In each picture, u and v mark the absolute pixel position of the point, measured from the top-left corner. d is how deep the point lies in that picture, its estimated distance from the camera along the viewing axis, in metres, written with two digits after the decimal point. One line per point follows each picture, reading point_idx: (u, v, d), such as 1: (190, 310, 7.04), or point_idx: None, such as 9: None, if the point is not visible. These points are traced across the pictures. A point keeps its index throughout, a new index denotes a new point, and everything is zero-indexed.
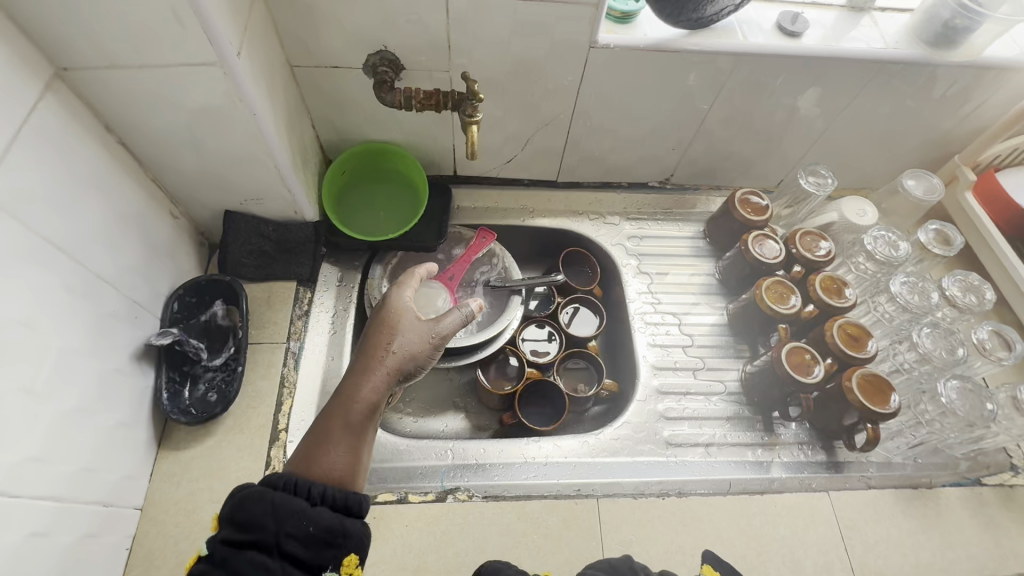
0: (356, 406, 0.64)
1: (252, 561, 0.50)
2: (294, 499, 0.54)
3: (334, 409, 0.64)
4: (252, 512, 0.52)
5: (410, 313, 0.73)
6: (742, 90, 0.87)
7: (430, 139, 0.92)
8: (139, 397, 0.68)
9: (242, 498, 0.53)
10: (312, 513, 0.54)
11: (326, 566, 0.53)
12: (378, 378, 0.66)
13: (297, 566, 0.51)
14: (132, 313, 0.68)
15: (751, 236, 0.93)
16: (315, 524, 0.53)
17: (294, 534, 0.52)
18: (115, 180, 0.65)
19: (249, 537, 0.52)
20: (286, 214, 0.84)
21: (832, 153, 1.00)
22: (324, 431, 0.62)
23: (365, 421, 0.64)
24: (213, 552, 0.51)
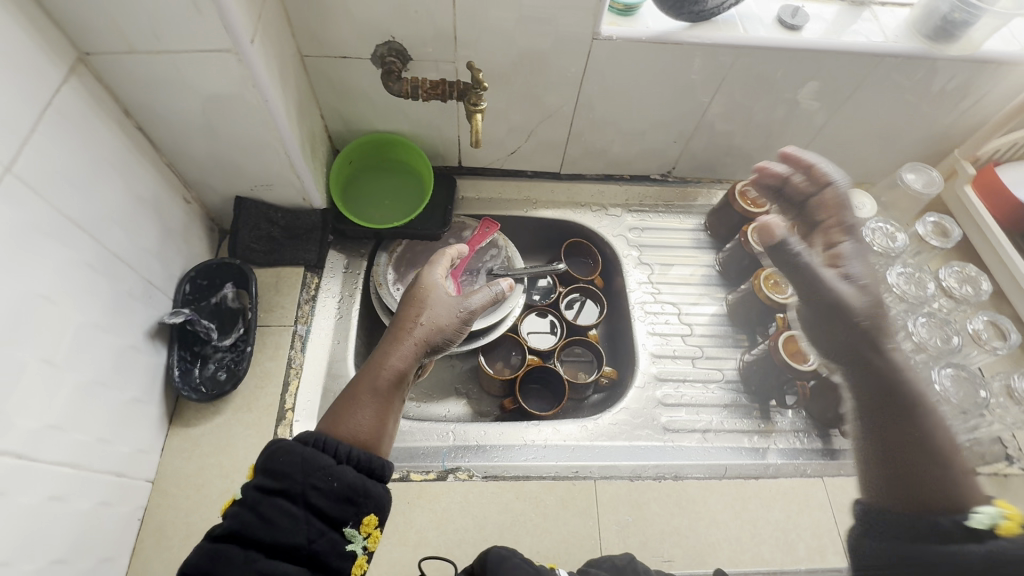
0: (385, 371, 0.65)
1: (280, 509, 0.52)
2: (321, 457, 0.55)
3: (362, 374, 0.65)
4: (283, 462, 0.54)
5: (440, 289, 0.74)
6: (743, 83, 0.89)
7: (436, 130, 0.94)
8: (152, 374, 0.71)
9: (275, 450, 0.55)
10: (337, 471, 0.55)
11: (347, 522, 0.55)
12: (407, 347, 0.67)
13: (320, 518, 0.53)
14: (147, 293, 0.70)
15: (750, 227, 0.93)
16: (339, 482, 0.54)
17: (320, 487, 0.54)
18: (132, 163, 0.67)
19: (278, 486, 0.53)
20: (295, 200, 0.86)
21: (832, 147, 1.02)
22: (353, 393, 0.63)
23: (393, 387, 0.65)
24: (246, 496, 0.53)
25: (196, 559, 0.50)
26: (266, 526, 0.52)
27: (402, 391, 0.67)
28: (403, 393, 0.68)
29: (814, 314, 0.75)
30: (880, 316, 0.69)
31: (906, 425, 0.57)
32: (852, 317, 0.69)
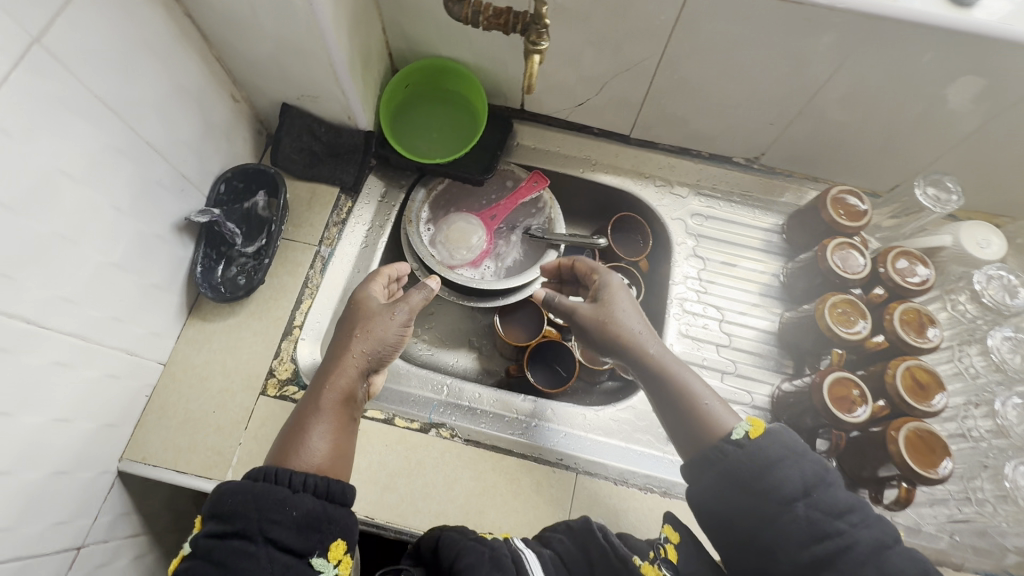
0: (331, 396, 0.63)
1: (237, 549, 0.50)
2: (276, 490, 0.53)
3: (309, 404, 0.63)
4: (234, 504, 0.53)
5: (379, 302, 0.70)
6: (874, 65, 0.72)
7: (500, 64, 0.85)
8: (175, 265, 0.73)
9: (223, 493, 0.54)
10: (295, 499, 0.53)
11: (313, 551, 0.52)
12: (349, 365, 0.65)
13: (285, 551, 0.51)
14: (178, 186, 0.71)
15: (833, 242, 0.80)
16: (298, 511, 0.53)
17: (278, 520, 0.52)
18: (178, 51, 0.66)
19: (232, 526, 0.51)
20: (340, 117, 0.83)
21: (972, 164, 0.82)
22: (302, 424, 0.61)
23: (338, 410, 0.63)
24: (198, 546, 0.51)
25: None
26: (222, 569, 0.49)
27: (355, 409, 0.66)
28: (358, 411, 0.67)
29: (603, 352, 0.71)
30: (639, 334, 0.68)
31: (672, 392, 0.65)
32: (615, 338, 0.68)
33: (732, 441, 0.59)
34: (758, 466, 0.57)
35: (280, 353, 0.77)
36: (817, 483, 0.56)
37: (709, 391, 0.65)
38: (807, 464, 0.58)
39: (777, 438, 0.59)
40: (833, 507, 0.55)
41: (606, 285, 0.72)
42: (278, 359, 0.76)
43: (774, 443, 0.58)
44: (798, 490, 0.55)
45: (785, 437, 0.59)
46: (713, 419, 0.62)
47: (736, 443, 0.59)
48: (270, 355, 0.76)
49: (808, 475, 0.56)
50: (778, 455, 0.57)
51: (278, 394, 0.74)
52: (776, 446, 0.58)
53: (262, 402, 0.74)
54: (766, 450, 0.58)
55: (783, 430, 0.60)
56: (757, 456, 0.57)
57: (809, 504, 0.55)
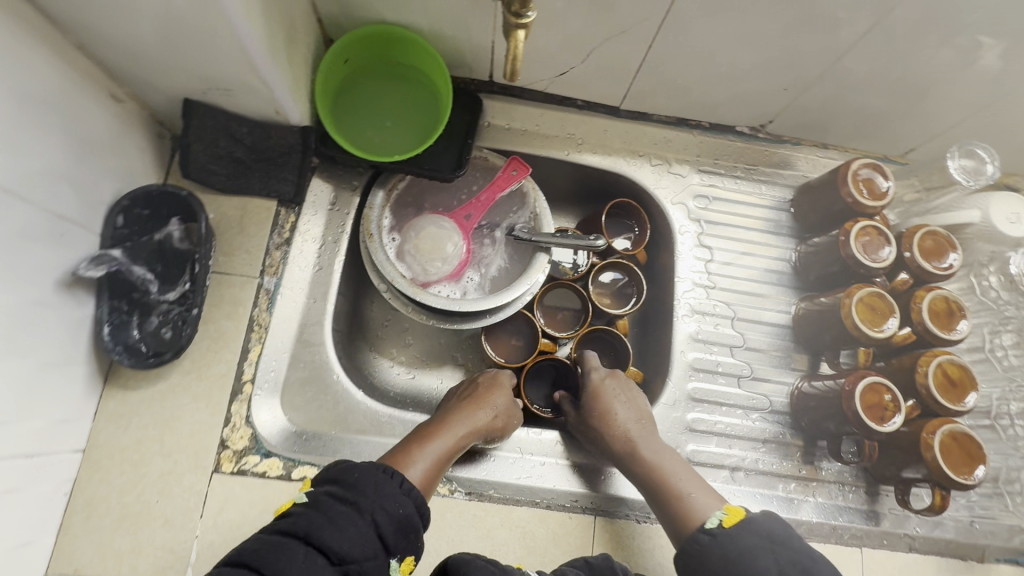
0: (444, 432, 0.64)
1: (343, 515, 0.50)
2: (392, 481, 0.55)
3: (428, 427, 0.65)
4: (355, 472, 0.54)
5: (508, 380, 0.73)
6: (915, 21, 0.60)
7: (462, 29, 0.68)
8: (72, 332, 0.57)
9: (349, 466, 0.55)
10: (402, 499, 0.54)
11: (394, 555, 0.52)
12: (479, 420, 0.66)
13: (378, 541, 0.51)
14: (54, 231, 0.53)
15: (856, 225, 0.72)
16: (401, 510, 0.53)
17: (388, 508, 0.52)
18: (13, 47, 0.46)
19: (350, 496, 0.52)
20: (265, 113, 0.65)
21: (998, 126, 0.75)
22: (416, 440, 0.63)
23: (447, 447, 0.63)
24: (314, 500, 0.52)
25: (255, 548, 0.47)
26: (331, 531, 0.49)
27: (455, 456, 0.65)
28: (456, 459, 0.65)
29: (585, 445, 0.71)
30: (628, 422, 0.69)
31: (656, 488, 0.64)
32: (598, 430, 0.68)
33: (705, 531, 0.59)
34: (730, 556, 0.57)
35: (232, 418, 0.63)
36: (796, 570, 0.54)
37: (701, 483, 0.64)
38: (787, 551, 0.56)
39: (755, 526, 0.58)
40: None
41: (585, 385, 0.73)
42: (230, 426, 0.63)
43: (749, 532, 0.58)
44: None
45: (766, 526, 0.58)
46: (690, 508, 0.61)
47: (710, 533, 0.59)
48: (218, 423, 0.63)
49: (784, 565, 0.55)
50: (751, 543, 0.57)
51: (235, 469, 0.61)
52: (751, 535, 0.58)
53: (216, 482, 0.61)
54: (738, 539, 0.58)
55: (765, 517, 0.60)
56: (730, 544, 0.58)
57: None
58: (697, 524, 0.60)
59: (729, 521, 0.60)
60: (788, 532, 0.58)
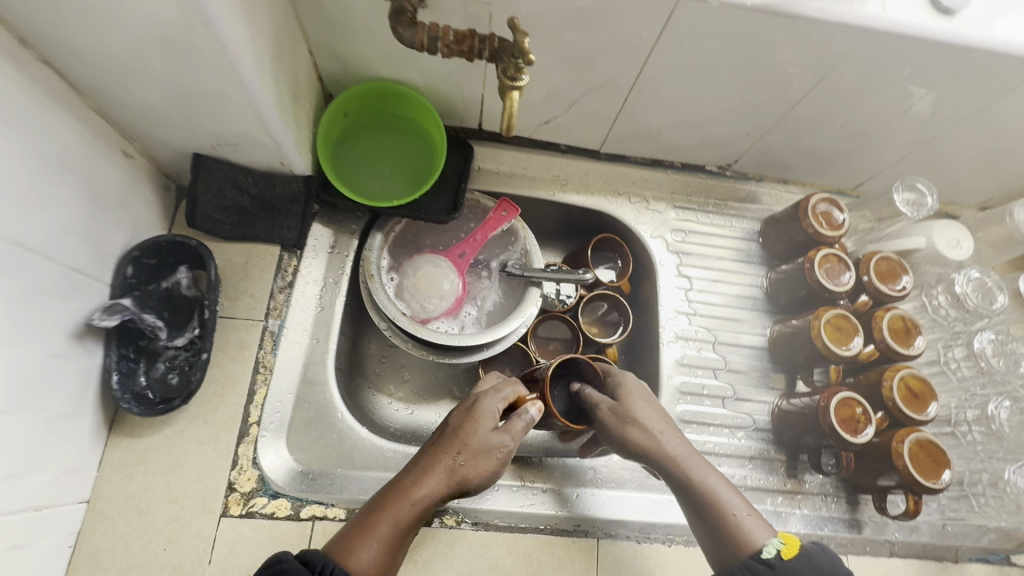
0: (393, 506, 0.53)
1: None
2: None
3: (376, 502, 0.54)
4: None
5: (471, 440, 0.57)
6: (855, 77, 0.69)
7: (455, 84, 0.74)
8: (81, 383, 0.57)
9: (274, 572, 0.47)
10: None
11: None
12: (438, 477, 0.55)
13: None
14: (67, 284, 0.54)
15: (818, 254, 0.79)
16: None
17: None
18: (40, 114, 0.49)
19: None
20: (271, 165, 0.68)
21: (934, 160, 0.84)
22: (362, 523, 0.52)
23: (400, 526, 0.53)
24: None
25: None
26: None
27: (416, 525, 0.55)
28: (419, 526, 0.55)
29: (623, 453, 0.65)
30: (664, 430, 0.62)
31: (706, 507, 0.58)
32: (639, 442, 0.61)
33: (761, 560, 0.53)
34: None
35: (239, 461, 0.64)
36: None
37: (744, 499, 0.59)
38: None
39: (812, 558, 0.53)
40: None
41: (619, 382, 0.66)
42: (237, 469, 0.63)
43: (812, 569, 0.52)
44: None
45: (825, 564, 0.53)
46: (742, 531, 0.56)
47: (768, 564, 0.53)
48: (225, 467, 0.63)
49: None
50: None
51: (244, 511, 0.62)
52: (812, 572, 0.52)
53: (225, 527, 0.61)
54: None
55: (824, 551, 0.55)
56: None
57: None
58: (752, 551, 0.54)
59: (789, 552, 0.54)
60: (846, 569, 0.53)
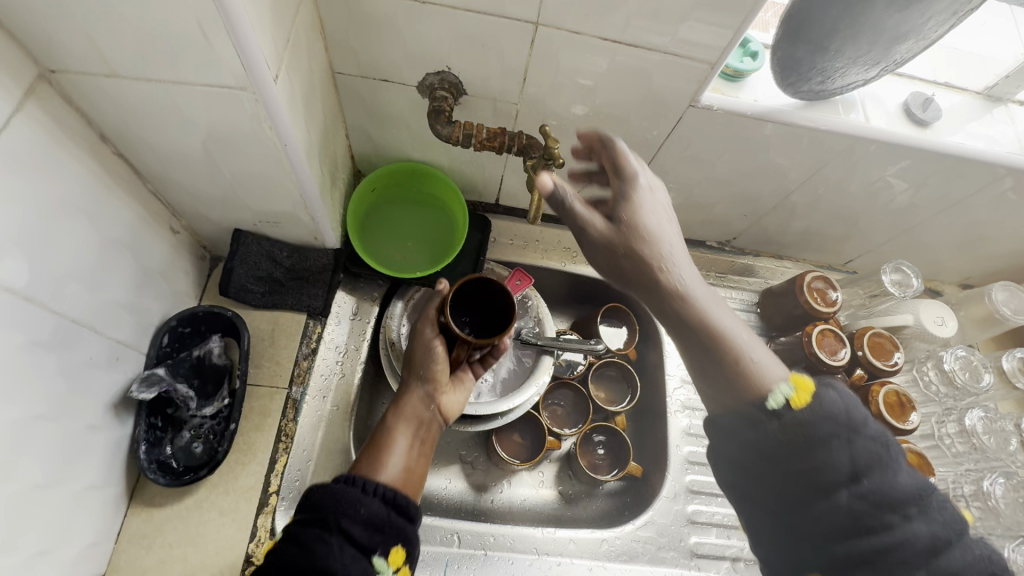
0: (401, 421, 0.65)
1: (315, 538, 0.49)
2: (351, 490, 0.53)
3: (384, 423, 0.66)
4: (316, 495, 0.53)
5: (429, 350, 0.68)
6: (843, 173, 0.76)
7: (478, 166, 0.80)
8: (112, 452, 0.58)
9: (311, 487, 0.54)
10: (366, 501, 0.53)
11: (376, 551, 0.51)
12: (415, 393, 0.68)
13: (353, 546, 0.50)
14: (112, 356, 0.57)
15: (816, 328, 0.84)
16: (367, 511, 0.52)
17: (350, 514, 0.51)
18: (107, 198, 0.53)
19: (314, 514, 0.51)
20: (304, 239, 0.73)
21: (915, 242, 0.91)
22: (379, 441, 0.63)
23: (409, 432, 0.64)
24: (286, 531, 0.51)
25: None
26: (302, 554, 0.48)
27: (430, 427, 0.67)
28: (437, 428, 0.68)
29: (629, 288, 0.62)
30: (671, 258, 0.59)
31: (701, 339, 0.59)
32: (645, 271, 0.58)
33: (768, 408, 0.54)
34: (801, 443, 0.52)
35: (257, 532, 0.64)
36: (873, 464, 0.49)
37: (752, 339, 0.60)
38: (863, 442, 0.51)
39: (831, 411, 0.53)
40: (883, 498, 0.48)
41: (621, 193, 0.59)
42: (255, 541, 0.63)
43: (825, 419, 0.52)
44: (844, 474, 0.49)
45: (839, 409, 0.53)
46: (755, 374, 0.57)
47: (773, 412, 0.54)
48: (243, 538, 0.63)
49: (859, 457, 0.49)
50: (827, 432, 0.51)
51: None
52: (826, 423, 0.52)
53: None
54: (816, 424, 0.52)
55: (837, 400, 0.55)
56: (804, 429, 0.52)
57: (856, 492, 0.48)
58: (761, 395, 0.56)
59: (800, 401, 0.54)
60: (877, 432, 0.52)
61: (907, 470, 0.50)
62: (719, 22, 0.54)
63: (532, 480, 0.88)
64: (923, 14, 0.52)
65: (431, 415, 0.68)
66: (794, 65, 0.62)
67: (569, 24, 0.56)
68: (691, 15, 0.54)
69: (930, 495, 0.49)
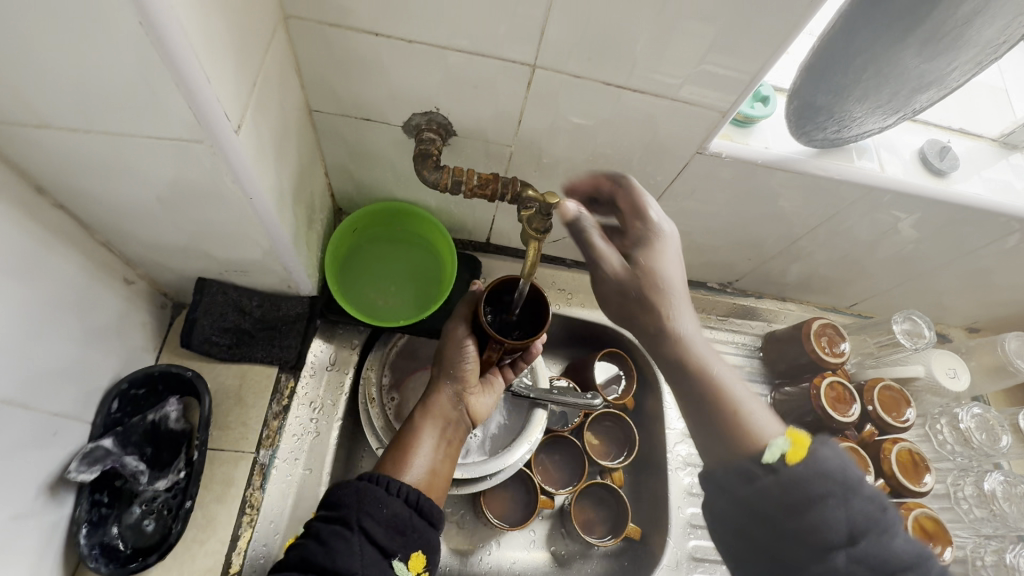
0: (428, 420, 0.61)
1: (336, 536, 0.45)
2: (375, 488, 0.49)
3: (412, 420, 0.62)
4: (339, 491, 0.49)
5: (458, 348, 0.62)
6: (855, 221, 0.72)
7: (468, 206, 0.75)
8: (46, 539, 0.51)
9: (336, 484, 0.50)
10: (389, 501, 0.48)
11: (396, 555, 0.46)
12: (445, 389, 0.63)
13: (375, 547, 0.45)
14: (46, 431, 0.50)
15: (824, 380, 0.78)
16: (389, 512, 0.48)
17: (372, 514, 0.47)
18: (42, 254, 0.47)
19: (337, 512, 0.47)
20: (277, 287, 0.66)
21: (922, 288, 0.88)
22: (405, 438, 0.60)
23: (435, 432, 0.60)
24: (309, 528, 0.47)
25: None
26: (321, 553, 0.44)
27: (458, 427, 0.63)
28: (466, 427, 0.64)
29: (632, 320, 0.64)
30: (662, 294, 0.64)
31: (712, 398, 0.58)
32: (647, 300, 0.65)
33: (765, 461, 0.49)
34: (798, 498, 0.46)
35: None
36: (874, 525, 0.45)
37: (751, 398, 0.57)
38: (862, 501, 0.47)
39: (828, 465, 0.48)
40: (885, 564, 0.43)
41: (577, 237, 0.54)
42: None
43: (820, 474, 0.48)
44: (843, 532, 0.45)
45: (839, 467, 0.48)
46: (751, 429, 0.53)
47: (771, 466, 0.49)
48: None
49: (856, 515, 0.45)
50: (822, 489, 0.47)
51: None
52: (825, 479, 0.47)
53: None
54: (806, 476, 0.47)
55: (836, 457, 0.50)
56: (801, 485, 0.47)
57: (852, 556, 0.44)
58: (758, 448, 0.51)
59: (796, 455, 0.49)
60: (859, 477, 0.49)
61: (905, 531, 0.47)
62: (732, 68, 0.50)
63: (523, 540, 0.81)
64: (948, 64, 0.48)
65: (459, 415, 0.63)
66: (811, 111, 0.57)
67: (570, 67, 0.52)
68: (705, 58, 0.50)
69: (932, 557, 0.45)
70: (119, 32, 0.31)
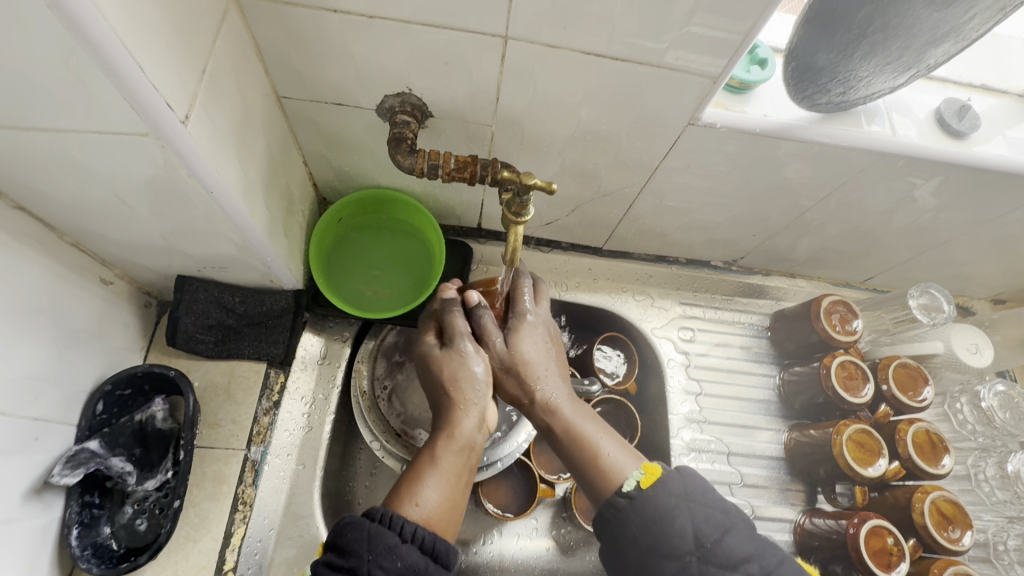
0: (451, 449, 0.54)
1: None
2: (388, 533, 0.45)
3: (432, 445, 0.55)
4: (348, 534, 0.45)
5: (473, 372, 0.58)
6: (868, 189, 0.67)
7: (454, 191, 0.72)
8: (36, 543, 0.51)
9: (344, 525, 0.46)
10: (403, 550, 0.44)
11: None
12: (471, 413, 0.57)
13: None
14: (27, 437, 0.50)
15: (835, 360, 0.74)
16: (403, 563, 0.43)
17: (386, 566, 0.43)
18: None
19: (347, 563, 0.43)
20: (260, 282, 0.65)
21: (942, 259, 0.83)
22: (418, 467, 0.53)
23: (457, 464, 0.54)
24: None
25: None
26: None
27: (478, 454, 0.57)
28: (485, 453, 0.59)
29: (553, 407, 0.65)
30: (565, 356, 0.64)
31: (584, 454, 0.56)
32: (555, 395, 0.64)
33: (622, 494, 0.52)
34: (649, 521, 0.49)
35: None
36: (713, 531, 0.48)
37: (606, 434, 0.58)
38: (704, 509, 0.50)
39: (672, 486, 0.51)
40: (728, 559, 0.47)
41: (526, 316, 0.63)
42: None
43: (665, 495, 0.50)
44: (688, 541, 0.48)
45: (686, 483, 0.51)
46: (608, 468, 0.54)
47: (627, 497, 0.51)
48: None
49: (701, 524, 0.49)
50: (668, 505, 0.49)
51: None
52: (667, 498, 0.50)
53: None
54: (655, 503, 0.50)
55: (684, 480, 0.52)
56: (644, 512, 0.50)
57: (702, 557, 0.47)
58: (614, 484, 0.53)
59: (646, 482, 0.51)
60: (703, 486, 0.51)
61: (744, 527, 0.49)
62: (723, 27, 0.46)
63: (525, 529, 0.80)
64: (966, 11, 0.44)
65: (480, 442, 0.57)
66: (812, 73, 0.52)
67: (544, 37, 0.48)
68: (691, 20, 0.46)
69: (767, 547, 0.49)
70: (34, 17, 0.29)
